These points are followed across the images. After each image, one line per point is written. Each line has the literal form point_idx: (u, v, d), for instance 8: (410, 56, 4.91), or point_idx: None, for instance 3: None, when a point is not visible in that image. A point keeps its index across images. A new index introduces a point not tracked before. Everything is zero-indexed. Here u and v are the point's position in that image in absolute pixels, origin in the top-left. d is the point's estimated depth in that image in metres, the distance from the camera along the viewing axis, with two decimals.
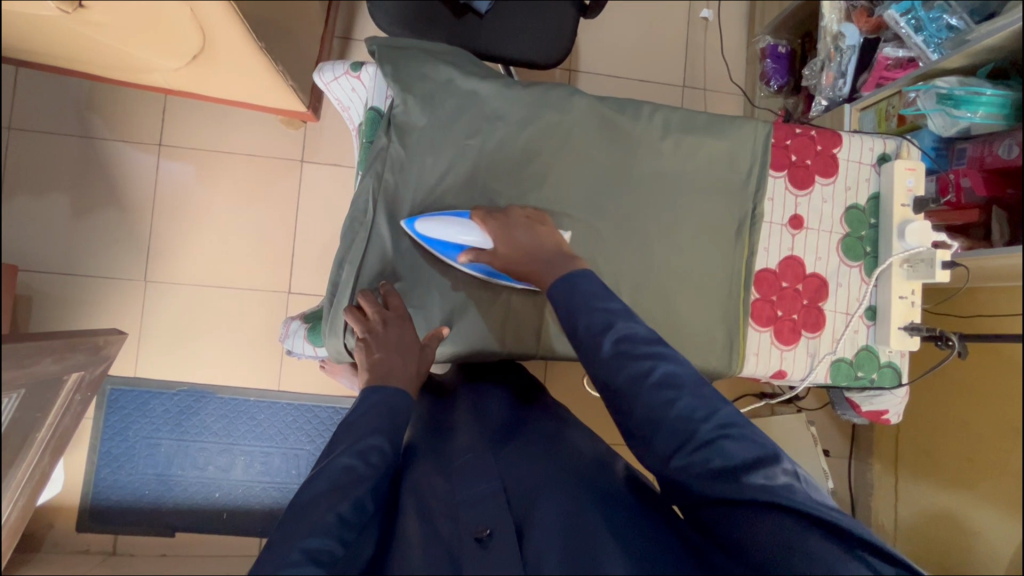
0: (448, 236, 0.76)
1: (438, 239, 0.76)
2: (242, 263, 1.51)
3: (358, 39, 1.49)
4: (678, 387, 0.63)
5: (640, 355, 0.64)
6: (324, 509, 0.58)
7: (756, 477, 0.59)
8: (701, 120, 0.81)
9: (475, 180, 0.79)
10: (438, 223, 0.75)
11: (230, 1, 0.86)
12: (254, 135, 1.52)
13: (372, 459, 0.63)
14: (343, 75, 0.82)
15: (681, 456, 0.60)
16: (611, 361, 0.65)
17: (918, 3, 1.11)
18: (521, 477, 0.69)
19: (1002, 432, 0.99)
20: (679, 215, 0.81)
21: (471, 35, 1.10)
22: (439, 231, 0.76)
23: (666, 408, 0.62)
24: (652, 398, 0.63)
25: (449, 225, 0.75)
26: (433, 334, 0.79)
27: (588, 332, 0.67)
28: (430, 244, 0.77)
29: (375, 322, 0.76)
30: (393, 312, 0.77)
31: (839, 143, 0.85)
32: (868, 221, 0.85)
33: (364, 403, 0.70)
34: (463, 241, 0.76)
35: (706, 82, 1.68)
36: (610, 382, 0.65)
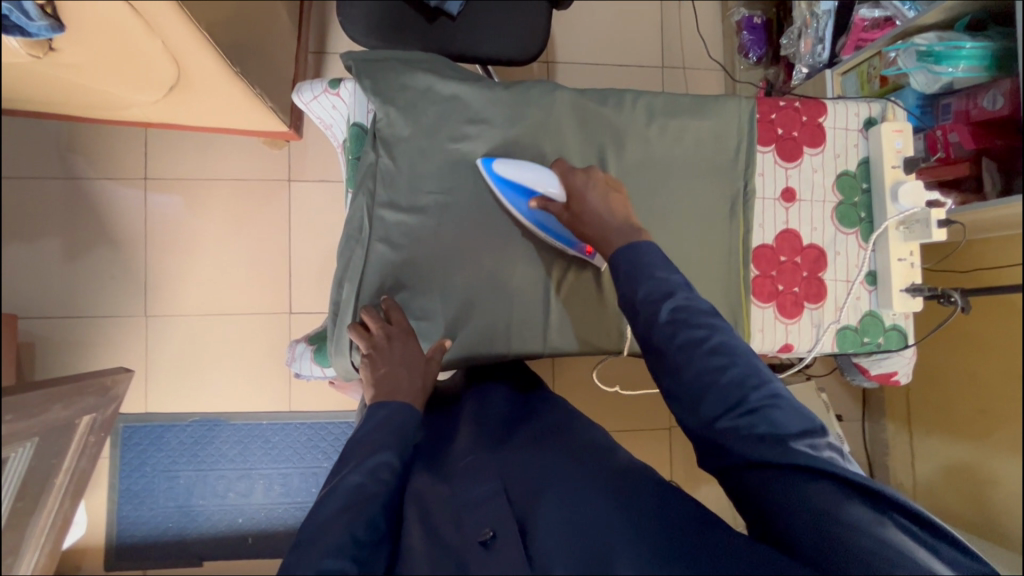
0: (524, 178, 0.76)
1: (512, 181, 0.77)
2: (241, 288, 1.50)
3: (333, 52, 1.49)
4: (730, 355, 0.63)
5: (695, 324, 0.64)
6: (337, 528, 0.58)
7: (801, 445, 0.61)
8: (684, 103, 0.81)
9: (464, 186, 0.78)
10: (516, 165, 0.76)
11: (200, 30, 0.85)
12: (238, 159, 1.52)
13: (382, 476, 0.64)
14: (322, 93, 0.81)
15: (727, 418, 0.62)
16: (665, 329, 0.65)
17: None
18: (524, 473, 0.68)
19: (1011, 381, 1.01)
20: (672, 200, 0.81)
21: (445, 38, 1.09)
22: (515, 172, 0.76)
23: (718, 374, 0.62)
24: (704, 364, 0.63)
25: (527, 168, 0.76)
26: (436, 346, 0.78)
27: (644, 300, 0.67)
28: (501, 184, 0.77)
29: (378, 337, 0.76)
30: (396, 327, 0.77)
31: (824, 112, 0.85)
32: (860, 186, 0.85)
33: (371, 419, 0.69)
34: (537, 188, 0.77)
35: (685, 60, 1.68)
36: (662, 347, 0.65)
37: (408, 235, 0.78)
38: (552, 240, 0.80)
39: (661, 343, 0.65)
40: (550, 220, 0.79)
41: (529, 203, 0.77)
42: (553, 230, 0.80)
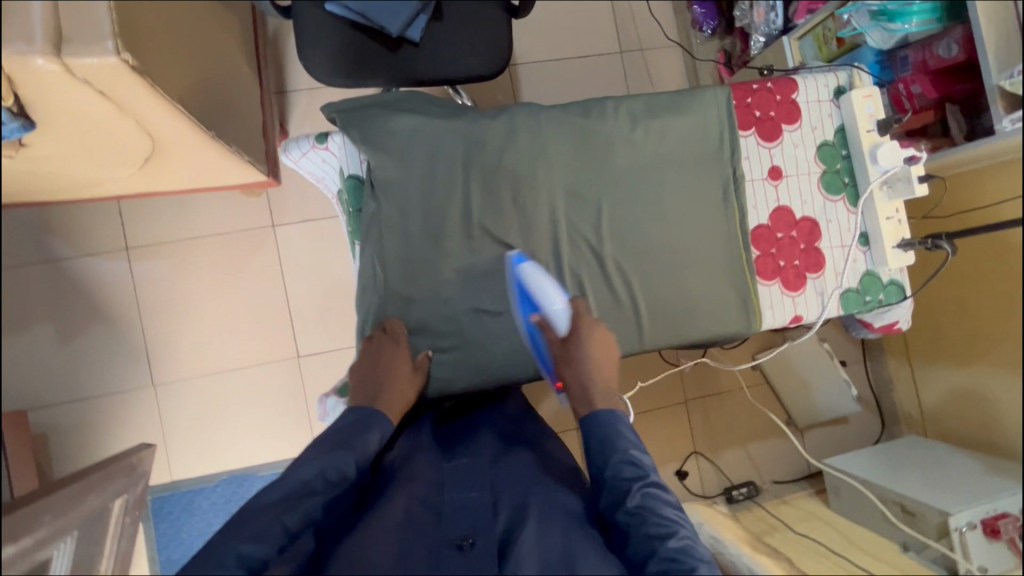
0: (542, 293, 0.80)
1: (530, 289, 0.80)
2: (247, 341, 1.51)
3: (294, 89, 1.47)
4: (694, 559, 0.59)
5: (663, 517, 0.64)
6: (272, 517, 0.60)
7: None
8: (663, 103, 0.83)
9: (467, 219, 0.80)
10: (543, 279, 0.80)
11: (176, 104, 0.84)
12: (219, 213, 1.50)
13: (331, 477, 0.65)
14: (310, 150, 0.83)
15: None
16: (632, 515, 0.65)
17: None
18: (512, 484, 0.74)
19: (999, 307, 1.07)
20: (669, 198, 0.83)
21: (411, 65, 1.09)
22: (538, 283, 0.80)
23: (679, 573, 0.58)
24: (665, 557, 0.60)
25: (549, 286, 0.81)
26: (421, 357, 0.80)
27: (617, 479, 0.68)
28: (520, 285, 0.80)
29: (368, 347, 0.79)
30: (388, 337, 0.79)
31: (795, 88, 0.88)
32: (840, 153, 0.89)
33: (344, 419, 0.73)
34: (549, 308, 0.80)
35: (641, 42, 1.69)
36: (629, 531, 0.64)
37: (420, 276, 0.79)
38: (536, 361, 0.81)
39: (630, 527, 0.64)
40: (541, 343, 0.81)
41: (531, 316, 0.80)
42: (541, 354, 0.81)
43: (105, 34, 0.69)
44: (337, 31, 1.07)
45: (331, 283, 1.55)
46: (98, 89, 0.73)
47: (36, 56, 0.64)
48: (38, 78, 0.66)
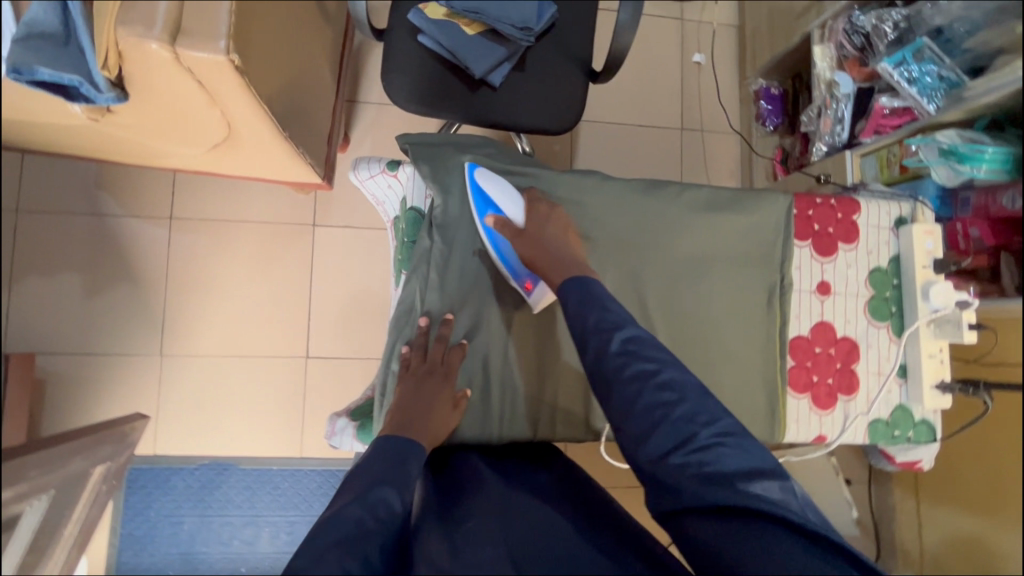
0: (495, 191, 0.82)
1: (485, 191, 0.82)
2: (257, 330, 1.50)
3: (365, 101, 1.52)
4: (682, 394, 0.69)
5: (647, 359, 0.70)
6: (334, 560, 0.55)
7: (750, 484, 0.64)
8: (726, 198, 0.84)
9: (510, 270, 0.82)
10: (496, 180, 0.82)
11: (265, 107, 0.87)
12: (265, 202, 1.52)
13: (380, 513, 0.60)
14: (380, 174, 0.87)
15: (678, 454, 0.65)
16: (615, 359, 0.70)
17: (909, 56, 1.16)
18: (529, 547, 0.61)
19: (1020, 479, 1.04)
20: (715, 292, 0.83)
21: (485, 107, 1.13)
22: (492, 184, 0.82)
23: (670, 411, 0.67)
24: (657, 400, 0.68)
25: (501, 186, 0.82)
26: (461, 396, 0.79)
27: (596, 329, 0.72)
28: (474, 188, 0.82)
29: (420, 369, 0.79)
30: (444, 368, 0.79)
31: (857, 209, 0.88)
32: (891, 281, 0.88)
33: (377, 450, 0.69)
34: (503, 207, 0.81)
35: (703, 123, 1.73)
36: (614, 379, 0.70)
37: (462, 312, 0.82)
38: (495, 259, 0.81)
39: (614, 372, 0.70)
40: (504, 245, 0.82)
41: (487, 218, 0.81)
42: (504, 256, 0.82)
43: (219, 35, 0.70)
44: (423, 60, 1.11)
45: (353, 290, 1.54)
46: (198, 78, 0.77)
47: (151, 41, 0.68)
48: (148, 56, 0.71)
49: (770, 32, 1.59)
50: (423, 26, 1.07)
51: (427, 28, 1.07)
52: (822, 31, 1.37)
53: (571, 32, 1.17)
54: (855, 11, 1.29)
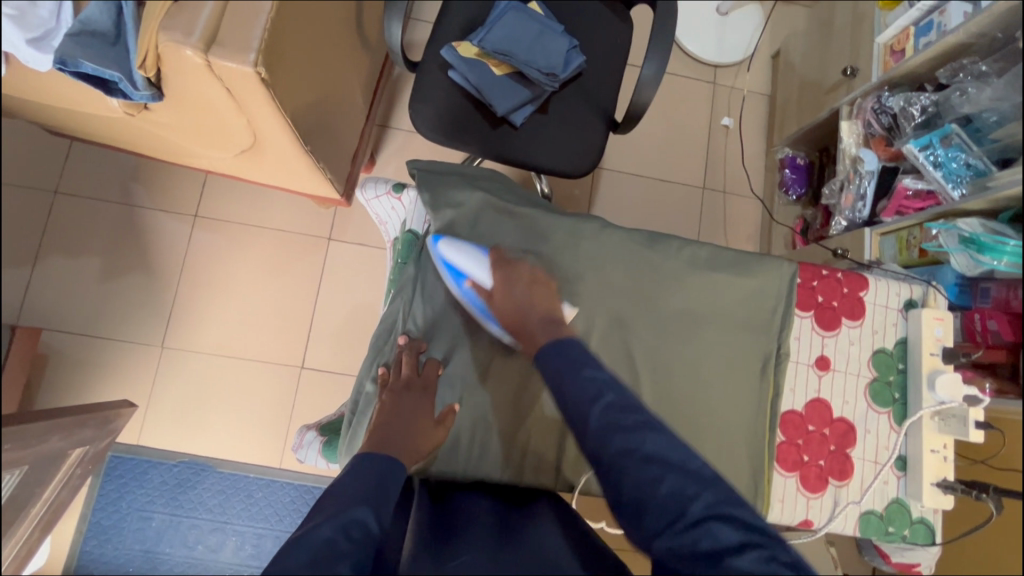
0: (462, 260, 0.79)
1: (453, 260, 0.80)
2: (257, 334, 1.51)
3: (396, 127, 1.58)
4: (666, 465, 0.62)
5: (626, 429, 0.64)
6: None
7: (749, 562, 0.56)
8: (727, 259, 0.83)
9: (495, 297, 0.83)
10: (461, 247, 0.80)
11: (288, 121, 0.91)
12: (286, 212, 1.57)
13: (354, 534, 0.56)
14: (384, 195, 0.90)
15: (667, 536, 0.59)
16: (596, 434, 0.64)
17: (936, 141, 1.15)
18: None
19: None
20: (706, 354, 0.80)
21: (504, 144, 1.15)
22: (457, 252, 0.80)
23: (655, 486, 0.61)
24: (641, 474, 0.62)
25: (466, 251, 0.80)
26: (446, 410, 0.78)
27: (575, 400, 0.67)
28: (443, 260, 0.80)
29: (400, 385, 0.77)
30: (423, 382, 0.78)
31: (864, 286, 0.85)
32: (896, 365, 0.84)
33: (354, 470, 0.65)
34: (475, 268, 0.79)
35: (725, 185, 1.73)
36: (596, 454, 0.64)
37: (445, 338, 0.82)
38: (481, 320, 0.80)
39: (597, 448, 0.64)
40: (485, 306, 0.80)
41: (465, 283, 0.79)
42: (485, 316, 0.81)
43: (250, 48, 0.74)
44: (450, 94, 1.15)
45: (357, 307, 1.55)
46: (227, 87, 0.81)
47: (187, 48, 0.72)
48: (183, 60, 0.75)
49: (799, 104, 1.60)
50: (454, 62, 1.11)
51: (457, 64, 1.11)
52: (851, 108, 1.39)
53: (596, 83, 1.20)
54: (884, 92, 1.29)
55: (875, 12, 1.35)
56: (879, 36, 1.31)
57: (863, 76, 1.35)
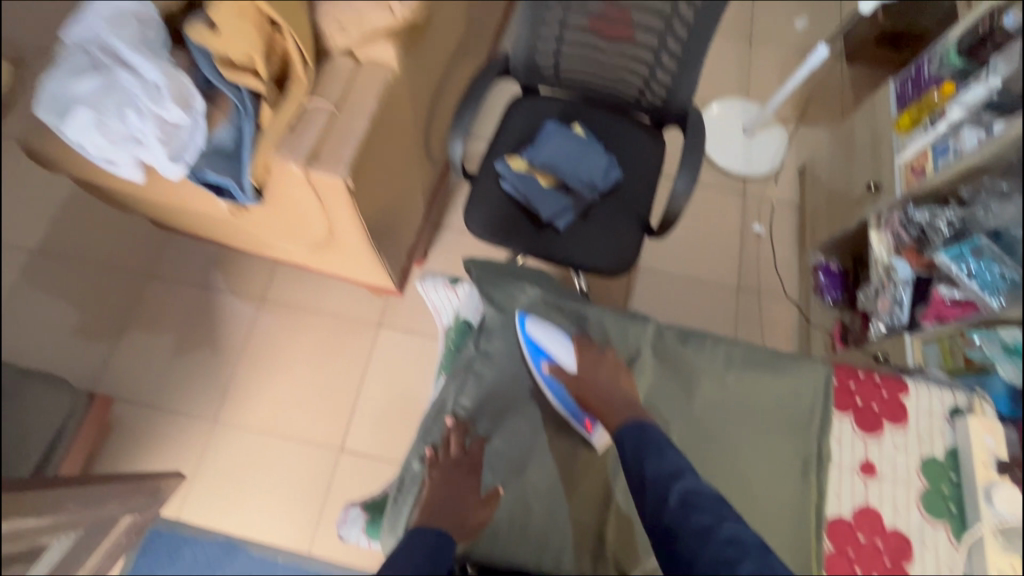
0: (544, 340, 0.88)
1: (537, 341, 0.88)
2: (302, 414, 1.58)
3: (448, 226, 1.74)
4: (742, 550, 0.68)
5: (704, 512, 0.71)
6: None
7: None
8: (762, 358, 0.85)
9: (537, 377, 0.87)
10: (548, 331, 0.89)
11: (362, 222, 1.05)
12: (342, 299, 1.70)
13: None
14: (442, 287, 0.99)
15: None
16: (675, 513, 0.71)
17: (968, 252, 1.18)
18: None
19: None
20: (745, 452, 0.81)
21: (547, 244, 1.27)
22: (543, 334, 0.88)
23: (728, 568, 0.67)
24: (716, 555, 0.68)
25: (552, 336, 0.89)
26: (491, 491, 0.80)
27: (655, 480, 0.74)
28: (527, 339, 0.88)
29: (448, 461, 0.82)
30: (469, 460, 0.81)
31: (904, 390, 0.86)
32: (948, 475, 0.82)
33: (409, 545, 0.74)
34: (555, 353, 0.88)
35: (760, 286, 1.78)
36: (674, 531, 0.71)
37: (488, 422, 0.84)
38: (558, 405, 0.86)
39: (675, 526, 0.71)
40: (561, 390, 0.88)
41: (545, 365, 0.88)
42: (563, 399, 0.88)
43: (342, 165, 0.89)
44: (501, 201, 1.30)
45: (399, 392, 1.61)
46: (319, 194, 0.96)
47: (291, 162, 0.90)
48: (287, 174, 0.93)
49: (828, 214, 1.68)
50: (506, 174, 1.27)
51: (509, 176, 1.26)
52: (880, 218, 1.46)
53: (633, 193, 1.33)
54: (909, 206, 1.36)
55: (892, 135, 1.46)
56: (898, 156, 1.41)
57: (887, 190, 1.43)
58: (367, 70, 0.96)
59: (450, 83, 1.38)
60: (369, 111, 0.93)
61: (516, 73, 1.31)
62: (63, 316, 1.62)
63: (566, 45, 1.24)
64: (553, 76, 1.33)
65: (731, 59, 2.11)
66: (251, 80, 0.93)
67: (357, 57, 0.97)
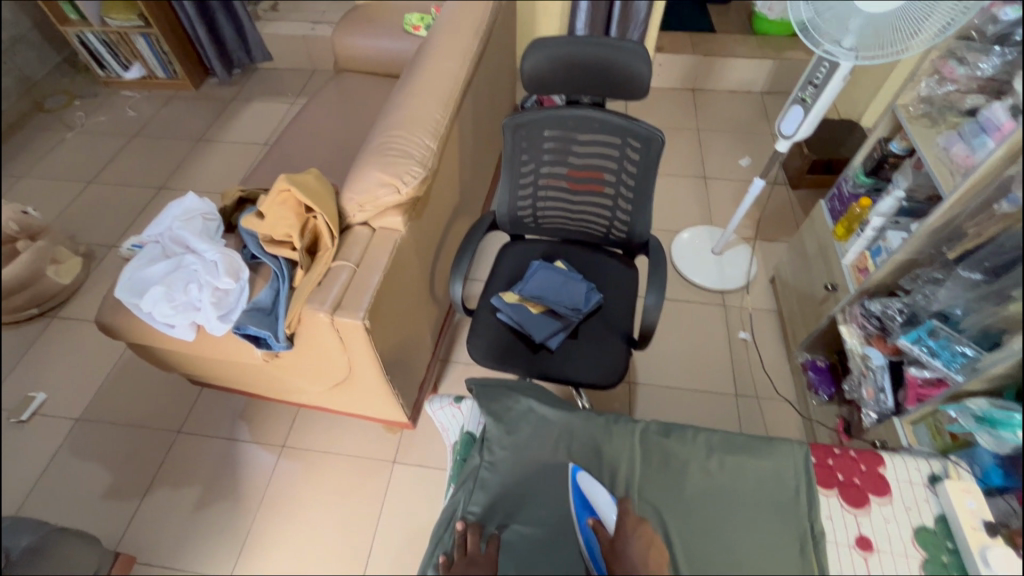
0: (593, 496, 0.89)
1: (586, 494, 0.89)
2: (319, 562, 1.56)
3: (455, 359, 1.89)
4: None
5: None
6: None
7: None
8: (739, 443, 0.93)
9: (537, 480, 0.93)
10: (597, 484, 0.90)
11: (377, 356, 1.20)
12: (358, 438, 1.78)
13: None
14: (448, 404, 1.09)
15: None
16: None
17: (924, 334, 1.29)
18: None
19: None
20: (742, 536, 0.85)
21: (544, 365, 1.41)
22: (592, 489, 0.89)
23: None
24: None
25: (601, 491, 0.89)
26: None
27: None
28: (576, 490, 0.90)
29: (461, 560, 0.84)
30: (482, 556, 0.84)
31: (881, 462, 0.92)
32: (945, 544, 0.84)
33: None
34: (599, 511, 0.87)
35: (757, 390, 1.85)
36: None
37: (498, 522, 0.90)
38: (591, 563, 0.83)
39: None
40: (597, 547, 0.84)
41: (588, 518, 0.86)
42: (596, 560, 0.83)
43: (361, 310, 1.09)
44: (499, 331, 1.47)
45: (415, 529, 1.61)
46: (340, 334, 1.13)
47: (321, 311, 1.08)
48: (315, 318, 1.11)
49: (803, 316, 1.83)
50: (501, 306, 1.46)
51: (503, 307, 1.45)
52: (845, 313, 1.57)
53: (615, 314, 1.50)
54: (865, 300, 1.50)
55: (834, 243, 1.66)
56: (843, 258, 1.60)
57: (842, 289, 1.60)
58: (380, 235, 1.21)
59: (448, 238, 1.64)
60: (384, 265, 1.15)
61: (503, 225, 1.58)
62: (95, 479, 1.71)
63: (540, 200, 1.53)
64: (533, 224, 1.60)
65: (690, 195, 2.45)
66: (290, 253, 1.18)
67: (373, 226, 1.23)
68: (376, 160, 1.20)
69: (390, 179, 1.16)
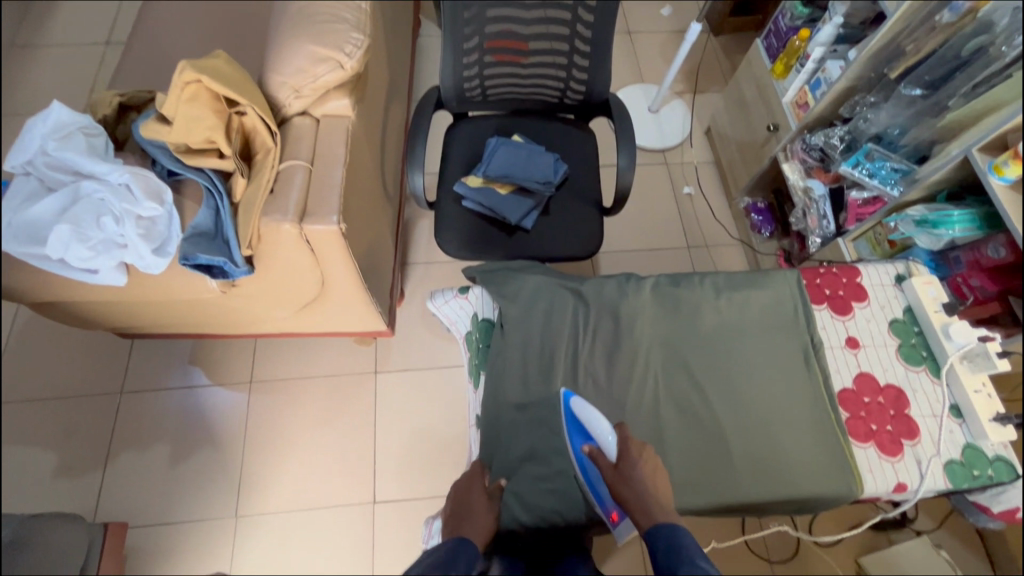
0: (590, 424, 0.86)
1: (580, 419, 0.88)
2: (325, 479, 1.55)
3: (415, 261, 1.81)
4: None
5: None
6: None
7: None
8: (741, 279, 0.98)
9: (564, 351, 0.94)
10: (593, 412, 0.87)
11: (354, 262, 1.09)
12: (331, 357, 1.70)
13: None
14: (453, 297, 1.04)
15: None
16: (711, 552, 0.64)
17: (862, 158, 1.37)
18: None
19: None
20: (756, 360, 0.93)
21: (522, 246, 1.37)
22: (586, 414, 0.87)
23: None
24: None
25: (597, 419, 0.86)
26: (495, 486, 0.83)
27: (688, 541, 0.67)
28: (569, 414, 0.89)
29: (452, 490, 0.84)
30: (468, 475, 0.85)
31: (858, 273, 1.03)
32: (913, 329, 0.98)
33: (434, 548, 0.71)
34: (598, 440, 0.85)
35: (706, 240, 1.97)
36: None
37: (533, 394, 0.92)
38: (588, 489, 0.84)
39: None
40: (592, 470, 0.86)
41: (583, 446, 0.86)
42: (594, 482, 0.85)
43: (333, 213, 0.96)
44: (468, 220, 1.39)
45: (414, 428, 1.62)
46: (311, 246, 1.01)
47: (286, 223, 0.94)
48: (281, 233, 0.97)
49: (743, 161, 1.90)
50: (467, 193, 1.36)
51: (469, 194, 1.35)
52: (786, 151, 1.63)
53: (582, 183, 1.46)
54: (806, 135, 1.55)
55: (773, 82, 1.68)
56: (784, 97, 1.62)
57: (784, 127, 1.64)
58: (327, 124, 1.03)
59: (388, 126, 1.46)
60: (344, 158, 1.00)
61: (449, 103, 1.42)
62: (38, 461, 1.51)
63: (487, 68, 1.36)
64: (481, 97, 1.45)
65: (620, 53, 2.34)
66: (220, 162, 0.96)
67: (314, 115, 1.04)
68: (303, 32, 0.99)
69: (328, 53, 0.97)
